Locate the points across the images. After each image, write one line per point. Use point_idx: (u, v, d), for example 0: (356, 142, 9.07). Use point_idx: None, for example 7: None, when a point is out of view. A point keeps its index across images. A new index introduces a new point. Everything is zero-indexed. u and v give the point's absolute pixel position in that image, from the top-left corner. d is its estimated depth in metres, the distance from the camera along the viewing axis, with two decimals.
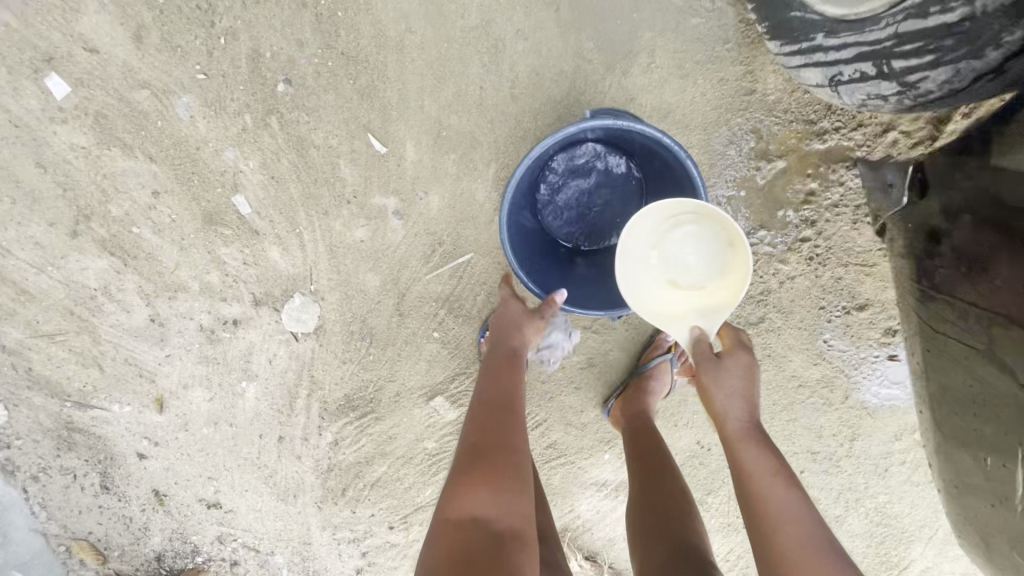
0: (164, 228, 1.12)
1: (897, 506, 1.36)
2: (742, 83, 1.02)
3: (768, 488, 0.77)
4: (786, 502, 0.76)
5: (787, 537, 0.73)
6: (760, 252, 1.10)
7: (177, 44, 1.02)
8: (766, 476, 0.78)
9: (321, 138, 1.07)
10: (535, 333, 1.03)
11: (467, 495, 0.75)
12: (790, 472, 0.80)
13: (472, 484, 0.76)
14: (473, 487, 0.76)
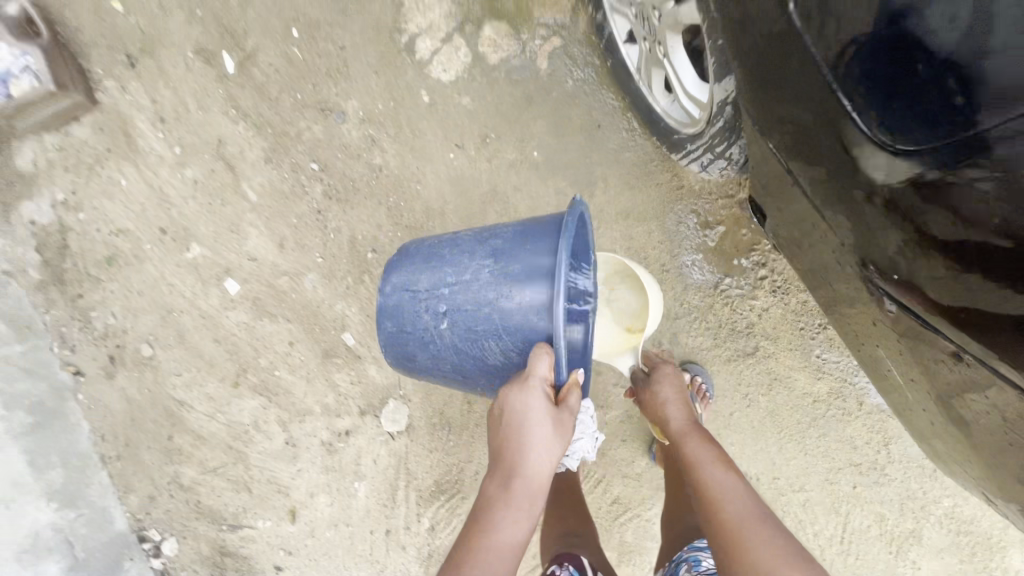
0: (297, 368, 1.56)
1: (965, 509, 1.40)
2: (672, 183, 1.44)
3: (706, 471, 0.96)
4: (724, 483, 0.93)
5: (724, 509, 0.89)
6: (733, 294, 1.40)
7: (303, 243, 1.53)
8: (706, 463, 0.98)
9: None
10: (558, 446, 0.92)
11: None
12: (730, 460, 0.97)
13: None
14: None
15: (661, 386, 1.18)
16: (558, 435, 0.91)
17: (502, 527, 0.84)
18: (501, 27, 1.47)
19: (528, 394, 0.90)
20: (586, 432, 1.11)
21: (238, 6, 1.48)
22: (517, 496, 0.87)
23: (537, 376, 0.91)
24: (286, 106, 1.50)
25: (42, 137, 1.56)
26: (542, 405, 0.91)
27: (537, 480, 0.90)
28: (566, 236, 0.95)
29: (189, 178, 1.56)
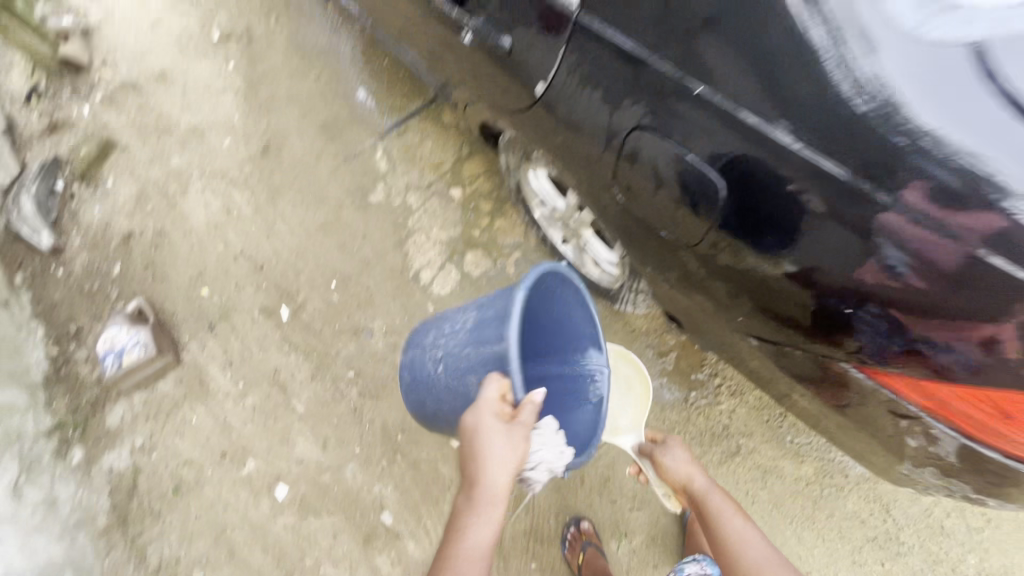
0: (340, 561, 1.72)
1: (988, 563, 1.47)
2: (626, 328, 1.75)
3: (728, 531, 1.24)
4: (738, 532, 1.25)
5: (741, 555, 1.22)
6: (702, 404, 1.69)
7: (342, 438, 1.83)
8: (726, 515, 1.27)
9: (426, 455, 1.79)
10: (510, 456, 1.11)
11: None
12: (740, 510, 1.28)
13: None
14: None
15: (675, 452, 1.37)
16: (509, 444, 1.10)
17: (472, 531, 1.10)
18: (478, 252, 2.04)
19: (482, 417, 1.10)
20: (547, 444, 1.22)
21: (292, 275, 2.10)
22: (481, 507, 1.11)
23: (489, 402, 1.10)
24: (327, 335, 1.98)
25: (131, 396, 1.97)
26: (494, 429, 1.10)
27: (496, 496, 1.10)
28: (527, 278, 1.14)
29: (248, 405, 1.92)
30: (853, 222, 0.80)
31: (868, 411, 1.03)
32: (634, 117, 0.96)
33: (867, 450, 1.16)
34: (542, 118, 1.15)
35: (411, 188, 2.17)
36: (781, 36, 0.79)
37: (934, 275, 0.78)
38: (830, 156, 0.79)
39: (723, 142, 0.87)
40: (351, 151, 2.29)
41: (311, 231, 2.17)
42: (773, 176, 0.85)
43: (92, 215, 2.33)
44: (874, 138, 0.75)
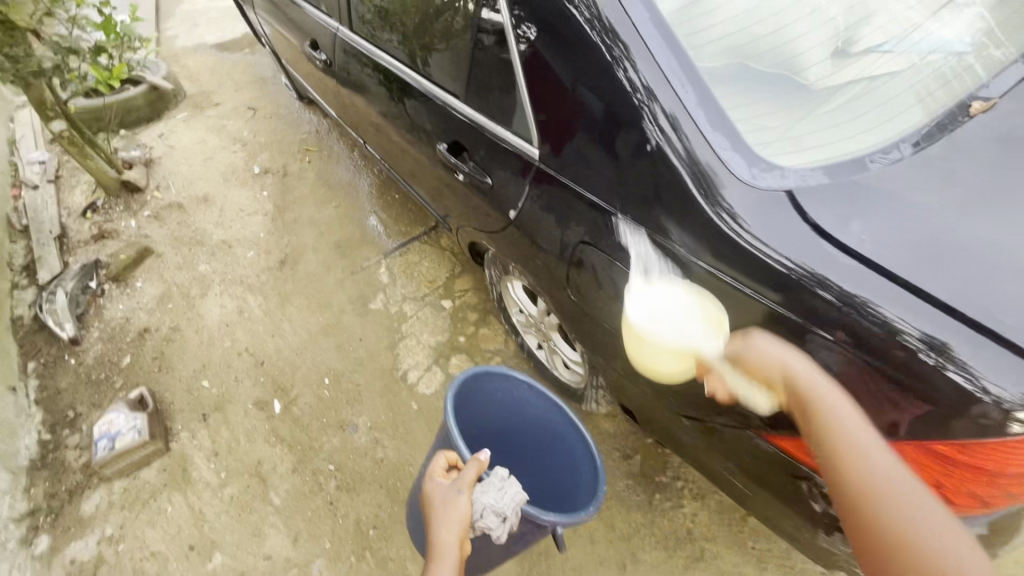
0: None
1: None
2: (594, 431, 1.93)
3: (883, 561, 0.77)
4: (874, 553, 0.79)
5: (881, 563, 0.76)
6: (666, 507, 1.76)
7: (314, 532, 1.84)
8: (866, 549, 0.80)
9: (395, 552, 1.78)
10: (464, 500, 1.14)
11: None
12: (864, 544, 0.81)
13: None
14: None
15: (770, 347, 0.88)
16: (461, 489, 1.16)
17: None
18: (461, 356, 2.25)
19: (431, 484, 1.20)
20: (492, 489, 1.23)
21: (289, 371, 2.27)
22: (432, 567, 1.05)
23: (437, 471, 1.22)
24: (314, 428, 2.09)
25: (113, 482, 2.01)
26: (439, 487, 1.17)
27: (445, 550, 1.06)
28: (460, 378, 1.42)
29: (226, 494, 1.96)
30: (744, 321, 0.95)
31: (779, 487, 1.08)
32: (577, 235, 1.22)
33: (797, 534, 1.15)
34: (515, 238, 1.45)
35: (407, 298, 2.46)
36: (664, 175, 1.01)
37: (813, 355, 0.88)
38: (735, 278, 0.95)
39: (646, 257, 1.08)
40: (357, 266, 2.62)
41: (312, 332, 2.39)
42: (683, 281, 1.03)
43: (115, 311, 2.57)
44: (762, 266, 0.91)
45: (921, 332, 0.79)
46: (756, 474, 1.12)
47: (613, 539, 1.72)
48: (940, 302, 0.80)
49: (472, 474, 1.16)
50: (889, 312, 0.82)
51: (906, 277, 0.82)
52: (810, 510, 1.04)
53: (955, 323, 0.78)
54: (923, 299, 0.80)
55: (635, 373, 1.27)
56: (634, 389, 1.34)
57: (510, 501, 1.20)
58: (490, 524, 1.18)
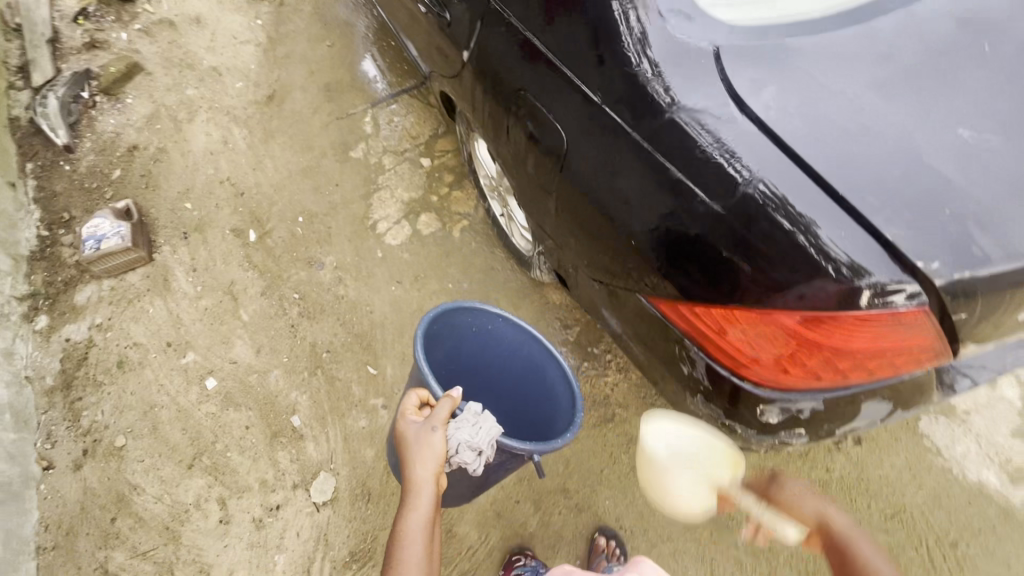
0: (245, 449, 1.88)
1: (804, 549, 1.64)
2: (541, 302, 2.04)
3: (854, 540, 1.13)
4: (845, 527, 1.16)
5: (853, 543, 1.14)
6: (590, 373, 1.90)
7: (275, 347, 2.05)
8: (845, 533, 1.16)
9: (343, 374, 1.98)
10: (440, 443, 1.11)
11: None
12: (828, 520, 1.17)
13: None
14: None
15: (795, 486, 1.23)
16: (435, 433, 1.12)
17: (404, 532, 1.05)
18: (431, 214, 2.28)
19: (403, 424, 1.18)
20: (465, 426, 1.18)
21: (267, 205, 2.35)
22: (410, 503, 1.08)
23: (409, 411, 1.20)
24: (285, 261, 2.22)
25: (103, 280, 2.21)
26: (413, 426, 1.15)
27: (422, 487, 1.08)
28: (429, 314, 1.34)
29: (202, 305, 2.15)
30: (643, 180, 0.98)
31: (660, 351, 1.15)
32: (520, 82, 1.22)
33: (678, 400, 1.25)
34: (471, 85, 1.44)
35: (388, 151, 2.45)
36: (606, 22, 1.00)
37: (688, 215, 0.91)
38: (643, 135, 0.96)
39: (575, 109, 1.09)
40: (343, 112, 2.57)
41: (292, 172, 2.43)
42: (601, 137, 1.04)
43: (106, 125, 2.60)
44: (667, 122, 0.92)
45: (789, 200, 0.80)
46: (644, 337, 1.19)
47: None
48: (816, 175, 0.80)
49: (446, 411, 1.14)
50: (767, 177, 0.82)
51: (795, 147, 0.81)
52: (680, 371, 1.13)
53: (820, 194, 0.79)
54: (800, 167, 0.81)
55: (561, 235, 1.33)
56: (563, 254, 1.40)
57: (486, 436, 1.17)
58: (465, 460, 1.16)
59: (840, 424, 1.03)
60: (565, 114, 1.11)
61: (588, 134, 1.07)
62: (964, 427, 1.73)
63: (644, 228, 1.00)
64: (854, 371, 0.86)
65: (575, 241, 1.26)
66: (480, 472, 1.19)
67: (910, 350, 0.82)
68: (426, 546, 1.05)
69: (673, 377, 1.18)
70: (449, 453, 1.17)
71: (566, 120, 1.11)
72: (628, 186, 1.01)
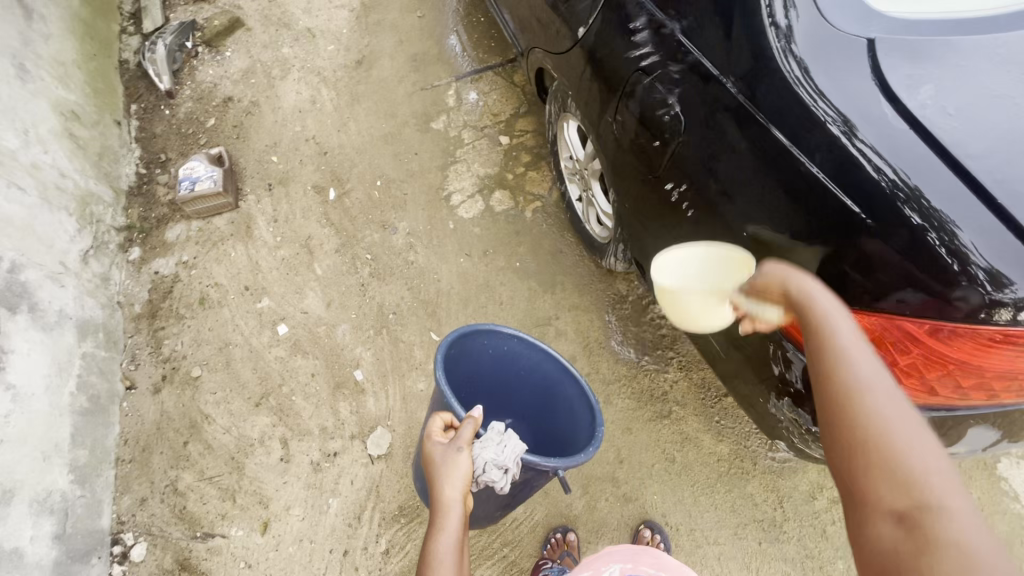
0: (310, 395, 1.97)
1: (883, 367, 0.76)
2: (607, 291, 2.04)
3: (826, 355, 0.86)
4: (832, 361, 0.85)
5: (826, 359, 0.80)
6: (649, 368, 1.89)
7: (344, 303, 2.12)
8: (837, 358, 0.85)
9: (406, 336, 2.04)
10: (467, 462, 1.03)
11: None
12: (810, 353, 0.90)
13: None
14: None
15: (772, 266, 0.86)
16: (460, 452, 1.04)
17: (431, 559, 0.91)
18: (505, 192, 2.30)
19: (429, 448, 1.09)
20: (489, 445, 1.13)
21: (348, 166, 2.43)
22: (438, 524, 0.96)
23: (434, 434, 1.12)
24: (360, 221, 2.29)
25: (192, 221, 2.34)
26: (438, 447, 1.07)
27: (451, 505, 0.98)
28: (445, 339, 1.29)
29: (279, 255, 2.25)
30: (764, 171, 0.95)
31: (746, 348, 1.14)
32: (635, 61, 1.22)
33: (754, 404, 1.24)
34: (577, 63, 1.44)
35: (468, 126, 2.48)
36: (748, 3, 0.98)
37: (811, 212, 0.89)
38: (772, 123, 0.93)
39: (694, 92, 1.07)
40: (428, 83, 2.61)
41: (374, 136, 2.50)
42: (721, 123, 1.02)
43: (206, 75, 2.73)
44: (800, 111, 0.89)
45: (935, 203, 0.78)
46: (728, 334, 1.18)
47: (595, 379, 1.90)
48: (974, 181, 0.76)
49: (470, 430, 1.07)
50: (911, 179, 0.79)
51: (951, 148, 0.78)
52: (766, 371, 1.11)
53: (972, 199, 0.76)
54: (952, 169, 0.77)
55: (650, 224, 1.33)
56: (648, 244, 1.40)
57: (511, 453, 1.13)
58: (492, 478, 1.11)
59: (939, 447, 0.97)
60: (683, 99, 1.10)
61: (706, 118, 1.05)
62: None
63: (756, 220, 0.98)
64: (972, 389, 0.84)
65: (666, 230, 1.26)
66: (508, 489, 1.16)
67: None
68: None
69: (755, 375, 1.16)
70: (474, 472, 1.11)
71: (682, 103, 1.10)
72: (743, 178, 0.99)
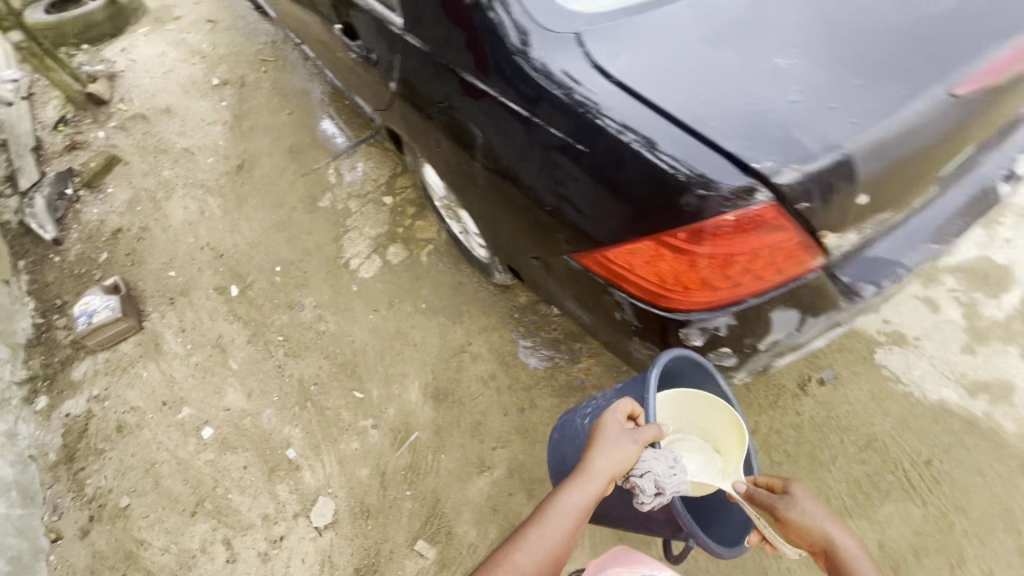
0: (245, 488, 1.94)
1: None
2: (509, 306, 2.17)
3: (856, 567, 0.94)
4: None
5: None
6: (564, 364, 2.02)
7: (264, 389, 2.14)
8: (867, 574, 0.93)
9: (331, 402, 2.07)
10: (632, 453, 1.02)
11: (509, 558, 0.88)
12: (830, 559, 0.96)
13: (517, 553, 0.89)
14: (517, 555, 0.88)
15: (803, 506, 1.01)
16: (628, 438, 1.04)
17: (557, 504, 0.95)
18: (398, 244, 2.44)
19: (603, 418, 1.09)
20: (661, 459, 1.08)
21: (246, 261, 2.51)
22: (577, 482, 0.98)
23: (617, 409, 1.11)
24: (267, 308, 2.36)
25: (98, 354, 2.32)
26: (613, 423, 1.07)
27: (596, 475, 0.98)
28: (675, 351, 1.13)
29: (192, 362, 2.26)
30: (542, 155, 1.14)
31: (593, 306, 1.29)
32: (436, 99, 1.42)
33: (624, 355, 1.37)
34: (402, 113, 1.64)
35: (352, 196, 2.64)
36: (485, 32, 1.19)
37: (577, 176, 1.07)
38: (531, 117, 1.12)
39: (479, 110, 1.26)
40: (308, 168, 2.79)
41: (266, 228, 2.61)
42: (504, 128, 1.21)
43: (91, 215, 2.79)
44: (544, 101, 1.08)
45: (648, 139, 0.94)
46: (578, 298, 1.33)
47: (516, 389, 2.00)
48: (667, 114, 0.93)
49: (650, 434, 1.06)
50: (627, 126, 0.97)
51: (644, 93, 0.96)
52: (613, 319, 1.25)
53: (670, 128, 0.93)
54: (651, 110, 0.95)
55: (497, 229, 1.50)
56: (505, 247, 1.57)
57: (677, 485, 1.07)
58: (645, 488, 1.04)
59: (758, 338, 1.13)
60: (475, 118, 1.29)
61: (494, 128, 1.24)
62: (916, 351, 1.83)
63: (552, 195, 1.16)
64: (744, 274, 1.00)
65: (508, 229, 1.43)
66: (642, 508, 1.09)
67: (783, 247, 0.95)
68: (571, 533, 0.93)
69: (610, 327, 1.30)
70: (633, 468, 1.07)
71: (475, 122, 1.30)
72: (532, 165, 1.18)
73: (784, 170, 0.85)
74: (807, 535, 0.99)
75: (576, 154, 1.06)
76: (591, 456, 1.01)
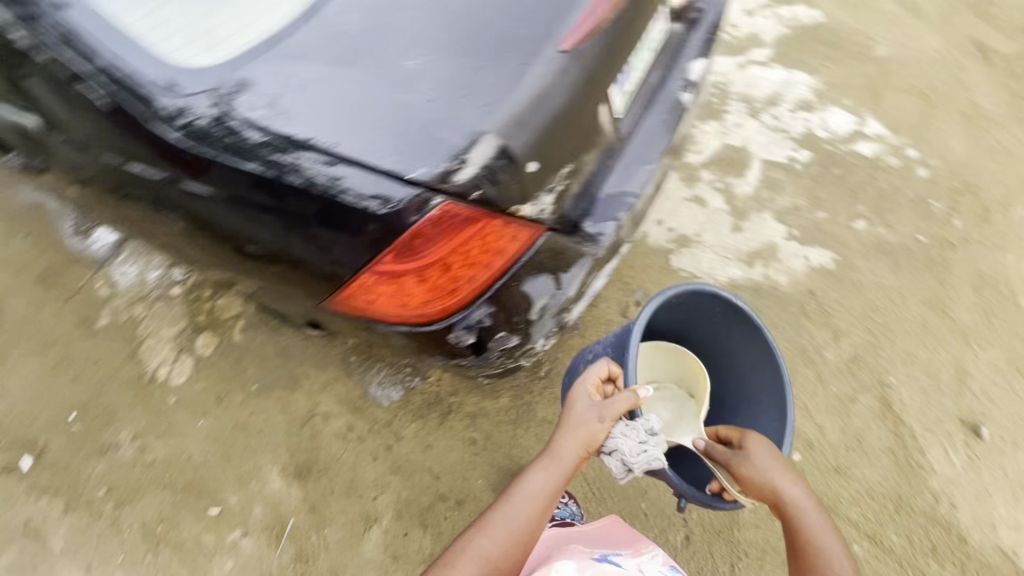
0: None
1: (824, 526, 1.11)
2: (343, 349, 2.04)
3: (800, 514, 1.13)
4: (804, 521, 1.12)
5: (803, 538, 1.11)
6: (415, 385, 1.98)
7: (105, 554, 1.86)
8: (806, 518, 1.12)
9: (188, 532, 1.86)
10: (602, 429, 1.18)
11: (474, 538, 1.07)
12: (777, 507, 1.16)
13: (481, 531, 1.08)
14: (480, 534, 1.08)
15: (758, 463, 1.18)
16: (592, 415, 1.19)
17: (523, 484, 1.14)
18: (206, 333, 2.18)
19: (577, 390, 1.25)
20: (629, 436, 1.24)
21: (27, 423, 2.09)
22: (543, 463, 1.16)
23: (592, 378, 1.27)
24: (75, 465, 2.01)
25: None
26: (585, 401, 1.22)
27: (563, 457, 1.15)
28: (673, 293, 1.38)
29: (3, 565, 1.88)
30: (275, 227, 1.19)
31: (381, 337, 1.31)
32: (164, 205, 1.39)
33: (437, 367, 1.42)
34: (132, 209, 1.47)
35: (132, 299, 2.28)
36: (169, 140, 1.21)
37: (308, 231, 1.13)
38: (247, 199, 1.17)
39: (203, 203, 1.27)
40: (65, 286, 2.33)
41: (38, 375, 2.18)
42: (233, 215, 1.24)
43: None
44: (251, 183, 1.14)
45: (345, 186, 1.05)
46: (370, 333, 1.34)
47: (378, 429, 1.94)
48: (349, 160, 1.04)
49: (623, 405, 1.20)
50: (323, 180, 1.06)
51: (323, 148, 1.06)
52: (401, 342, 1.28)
53: (357, 171, 1.04)
54: (336, 162, 1.05)
55: (277, 297, 1.46)
56: (290, 309, 1.50)
57: (645, 460, 1.22)
58: (614, 464, 1.23)
59: (523, 313, 1.20)
60: (203, 211, 1.29)
61: (225, 216, 1.26)
62: (699, 245, 2.05)
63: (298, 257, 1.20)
64: (473, 265, 1.08)
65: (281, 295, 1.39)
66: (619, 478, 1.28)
67: (485, 229, 1.05)
68: (537, 509, 1.12)
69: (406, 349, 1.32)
70: (607, 445, 1.24)
71: (206, 215, 1.30)
72: (269, 234, 1.21)
73: (458, 175, 0.99)
74: (760, 488, 1.17)
75: (304, 219, 1.11)
76: (558, 437, 1.18)
